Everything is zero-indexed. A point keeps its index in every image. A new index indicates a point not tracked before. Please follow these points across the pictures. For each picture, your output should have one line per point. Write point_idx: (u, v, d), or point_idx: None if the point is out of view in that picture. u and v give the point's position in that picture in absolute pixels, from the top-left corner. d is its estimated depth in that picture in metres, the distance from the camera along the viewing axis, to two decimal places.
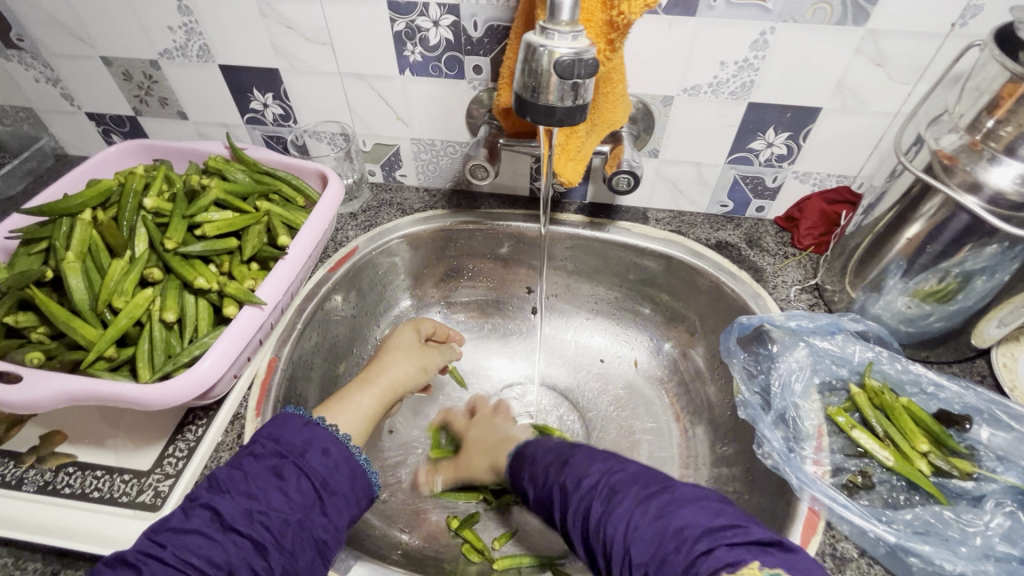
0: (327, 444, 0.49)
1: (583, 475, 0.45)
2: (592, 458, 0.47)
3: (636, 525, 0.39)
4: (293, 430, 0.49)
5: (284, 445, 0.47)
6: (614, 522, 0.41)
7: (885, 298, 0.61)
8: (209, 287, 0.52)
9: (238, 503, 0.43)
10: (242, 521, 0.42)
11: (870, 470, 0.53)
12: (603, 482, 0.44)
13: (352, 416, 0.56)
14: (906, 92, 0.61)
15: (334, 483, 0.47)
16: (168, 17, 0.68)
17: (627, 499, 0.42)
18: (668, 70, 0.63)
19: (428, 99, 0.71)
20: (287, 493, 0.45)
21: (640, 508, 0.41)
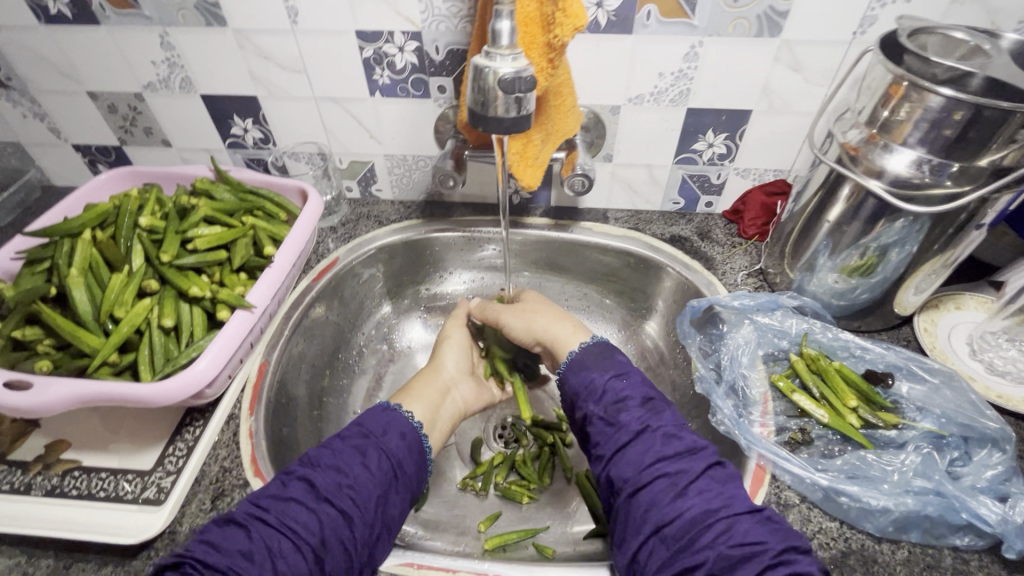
0: (402, 429, 0.56)
1: (665, 441, 0.51)
2: (677, 424, 0.53)
3: (691, 517, 0.45)
4: (373, 416, 0.56)
5: (363, 428, 0.54)
6: (666, 503, 0.46)
7: (818, 275, 0.68)
8: (202, 294, 0.57)
9: (329, 476, 0.49)
10: (333, 492, 0.48)
11: (809, 427, 0.59)
12: (655, 466, 0.49)
13: (424, 405, 0.62)
14: (822, 93, 0.69)
15: (404, 463, 0.54)
16: (152, 53, 0.73)
17: (691, 490, 0.46)
18: (613, 83, 0.70)
19: (398, 118, 0.77)
20: (369, 469, 0.51)
21: (676, 503, 0.46)
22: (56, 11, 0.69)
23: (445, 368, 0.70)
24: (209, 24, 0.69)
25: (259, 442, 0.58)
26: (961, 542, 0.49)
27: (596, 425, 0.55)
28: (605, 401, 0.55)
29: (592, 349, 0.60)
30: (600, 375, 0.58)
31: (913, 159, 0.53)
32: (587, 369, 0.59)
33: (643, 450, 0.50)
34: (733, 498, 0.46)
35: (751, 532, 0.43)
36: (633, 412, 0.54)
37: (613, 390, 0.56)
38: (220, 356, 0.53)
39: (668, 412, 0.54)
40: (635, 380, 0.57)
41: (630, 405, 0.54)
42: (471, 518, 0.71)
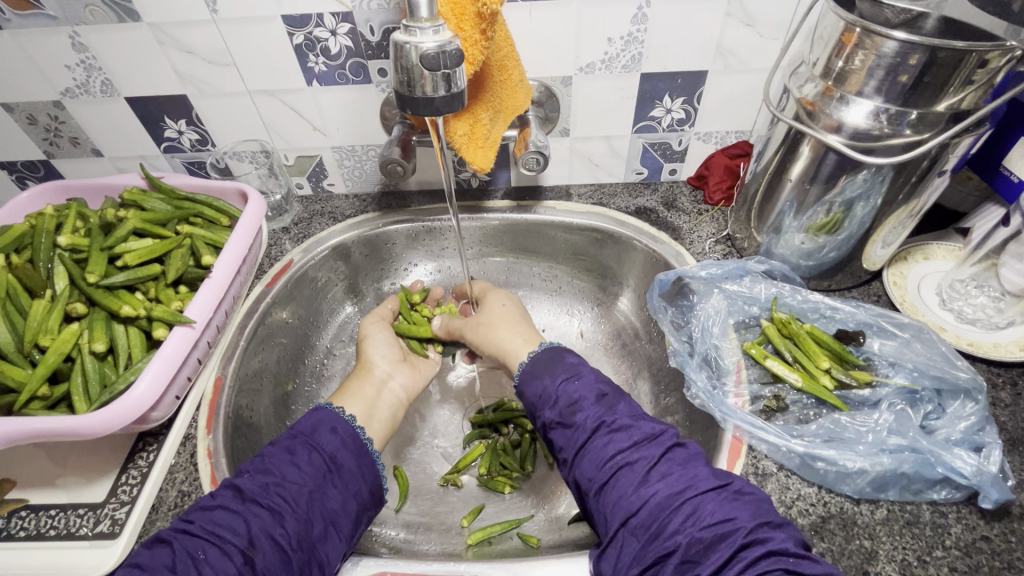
0: (333, 423, 0.54)
1: (623, 434, 0.49)
2: (634, 415, 0.51)
3: (657, 504, 0.44)
4: (306, 417, 0.55)
5: (291, 428, 0.53)
6: (631, 493, 0.46)
7: (785, 237, 0.66)
8: (136, 314, 0.54)
9: (256, 478, 0.48)
10: (259, 493, 0.47)
11: (783, 393, 0.58)
12: (621, 457, 0.48)
13: (356, 401, 0.60)
14: (777, 47, 0.67)
15: (341, 458, 0.52)
16: (63, 56, 0.67)
17: (653, 477, 0.46)
18: (561, 52, 0.67)
19: (340, 106, 0.73)
20: (299, 465, 0.49)
21: (643, 487, 0.45)
22: None
23: (375, 360, 0.67)
24: (121, 19, 0.64)
25: (218, 460, 0.56)
26: (939, 496, 0.49)
27: (555, 431, 0.53)
28: (560, 405, 0.53)
29: (540, 357, 0.58)
30: (551, 380, 0.55)
31: (871, 109, 0.51)
32: (546, 375, 0.56)
33: (604, 444, 0.49)
34: (698, 477, 0.45)
35: (719, 507, 0.42)
36: (588, 411, 0.52)
37: (567, 394, 0.53)
38: (161, 375, 0.50)
39: (622, 404, 0.52)
40: (588, 377, 0.55)
41: (585, 405, 0.52)
42: (456, 514, 0.68)
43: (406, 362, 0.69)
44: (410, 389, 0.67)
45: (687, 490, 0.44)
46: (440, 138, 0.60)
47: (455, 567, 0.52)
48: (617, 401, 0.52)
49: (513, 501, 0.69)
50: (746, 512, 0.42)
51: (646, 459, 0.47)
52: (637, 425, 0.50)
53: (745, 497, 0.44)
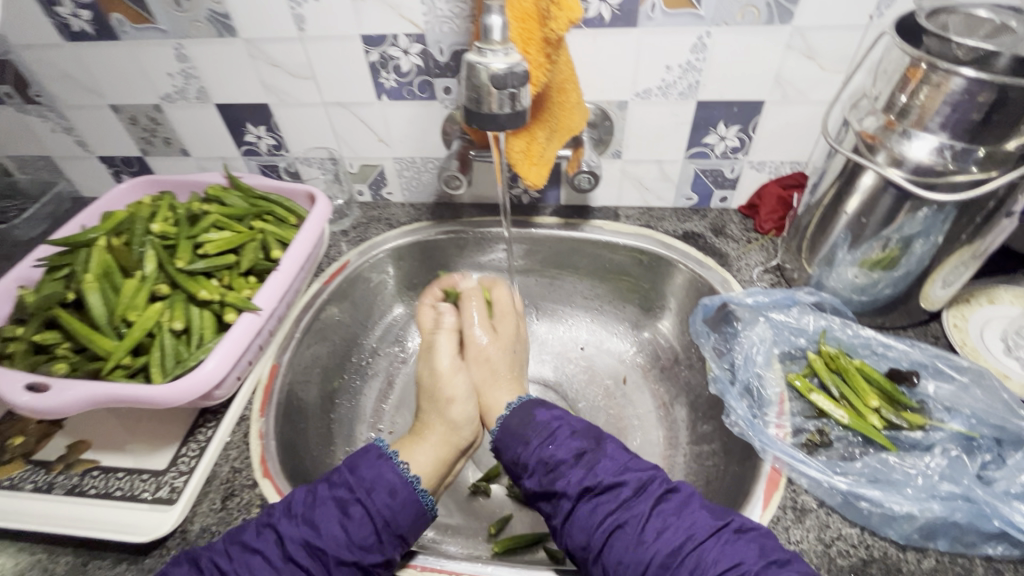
0: (393, 485, 0.53)
1: (610, 492, 0.51)
2: (616, 470, 0.52)
3: (659, 563, 0.46)
4: (369, 464, 0.54)
5: (352, 480, 0.52)
6: (630, 556, 0.47)
7: (837, 270, 0.65)
8: (211, 298, 0.59)
9: (299, 531, 0.49)
10: (301, 553, 0.48)
11: (827, 428, 0.56)
12: (615, 517, 0.49)
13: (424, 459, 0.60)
14: (839, 80, 0.66)
15: (396, 523, 0.51)
16: (168, 65, 0.75)
17: (650, 534, 0.47)
18: (619, 77, 0.69)
19: (406, 120, 0.78)
20: (347, 529, 0.50)
21: (643, 545, 0.47)
22: (78, 29, 0.72)
23: (456, 400, 0.66)
24: (221, 35, 0.71)
25: (268, 443, 0.60)
26: (993, 551, 0.46)
27: (541, 500, 0.54)
28: (540, 471, 0.54)
29: (512, 419, 0.59)
30: (526, 446, 0.56)
31: (935, 145, 0.51)
32: (516, 440, 0.57)
33: (596, 506, 0.50)
34: (695, 527, 0.47)
35: (721, 556, 0.45)
36: (570, 475, 0.52)
37: (544, 457, 0.54)
38: (228, 357, 0.55)
39: (604, 459, 0.53)
40: (564, 437, 0.56)
41: (565, 468, 0.53)
42: (484, 520, 0.69)
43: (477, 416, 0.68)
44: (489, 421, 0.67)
45: (687, 542, 0.46)
46: (500, 155, 0.64)
47: (483, 568, 0.53)
48: (598, 457, 0.53)
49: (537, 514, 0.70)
50: (752, 556, 0.44)
51: (638, 516, 0.48)
52: (623, 481, 0.51)
53: (749, 535, 0.46)
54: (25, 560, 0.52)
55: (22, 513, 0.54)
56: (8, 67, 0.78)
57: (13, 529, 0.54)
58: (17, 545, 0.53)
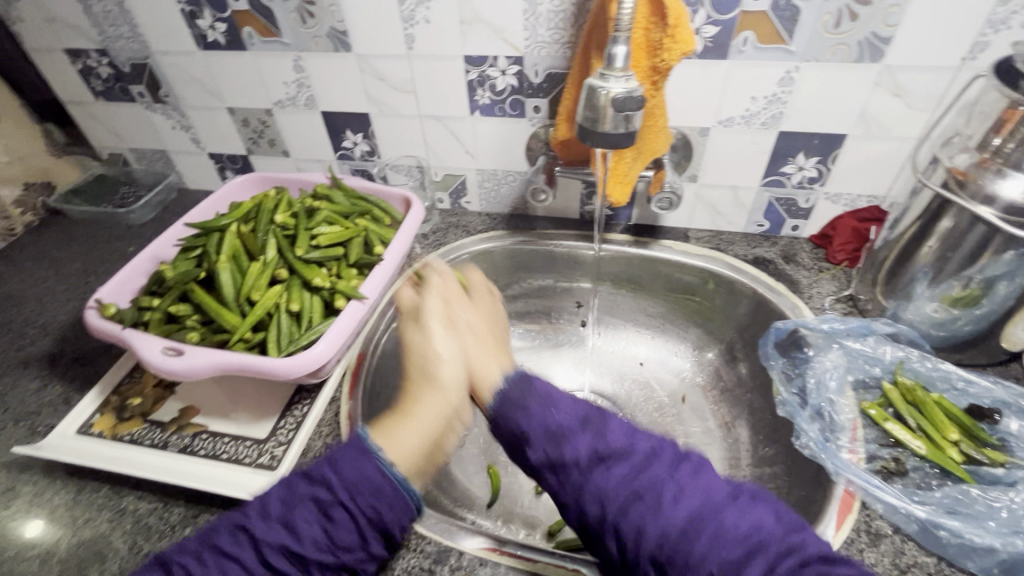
0: (380, 484, 0.44)
1: (609, 462, 0.44)
2: (627, 431, 0.46)
3: (683, 524, 0.39)
4: (351, 459, 0.45)
5: (336, 479, 0.44)
6: (650, 520, 0.39)
7: (914, 304, 0.66)
8: (322, 285, 0.65)
9: (276, 532, 0.42)
10: (275, 553, 0.41)
11: (903, 458, 0.57)
12: (627, 486, 0.42)
13: (403, 445, 0.48)
14: (925, 118, 0.68)
15: (386, 515, 0.44)
16: (285, 74, 0.83)
17: (669, 500, 0.40)
18: (703, 105, 0.72)
19: (494, 135, 0.83)
20: (332, 532, 0.43)
21: (665, 520, 0.39)
22: (212, 39, 0.81)
23: (437, 360, 0.54)
24: (337, 49, 0.78)
25: (356, 424, 0.64)
26: None
27: (548, 475, 0.46)
28: (545, 438, 0.45)
29: (512, 388, 0.49)
30: (525, 415, 0.47)
31: None
32: (514, 409, 0.48)
33: (602, 481, 0.43)
34: (759, 532, 0.38)
35: (742, 517, 0.39)
36: (577, 440, 0.45)
37: (549, 425, 0.46)
38: (337, 340, 0.60)
39: (612, 423, 0.46)
40: (565, 402, 0.48)
41: (571, 433, 0.45)
42: (544, 519, 0.72)
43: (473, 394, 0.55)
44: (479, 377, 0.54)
45: (705, 507, 0.40)
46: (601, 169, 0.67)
47: (560, 558, 0.53)
48: (605, 422, 0.46)
49: None
50: (811, 539, 0.38)
51: (641, 457, 0.44)
52: (634, 445, 0.45)
53: (756, 500, 0.41)
54: (143, 508, 0.58)
55: (141, 466, 0.60)
56: (145, 70, 0.88)
57: (133, 479, 0.60)
58: (136, 494, 0.59)
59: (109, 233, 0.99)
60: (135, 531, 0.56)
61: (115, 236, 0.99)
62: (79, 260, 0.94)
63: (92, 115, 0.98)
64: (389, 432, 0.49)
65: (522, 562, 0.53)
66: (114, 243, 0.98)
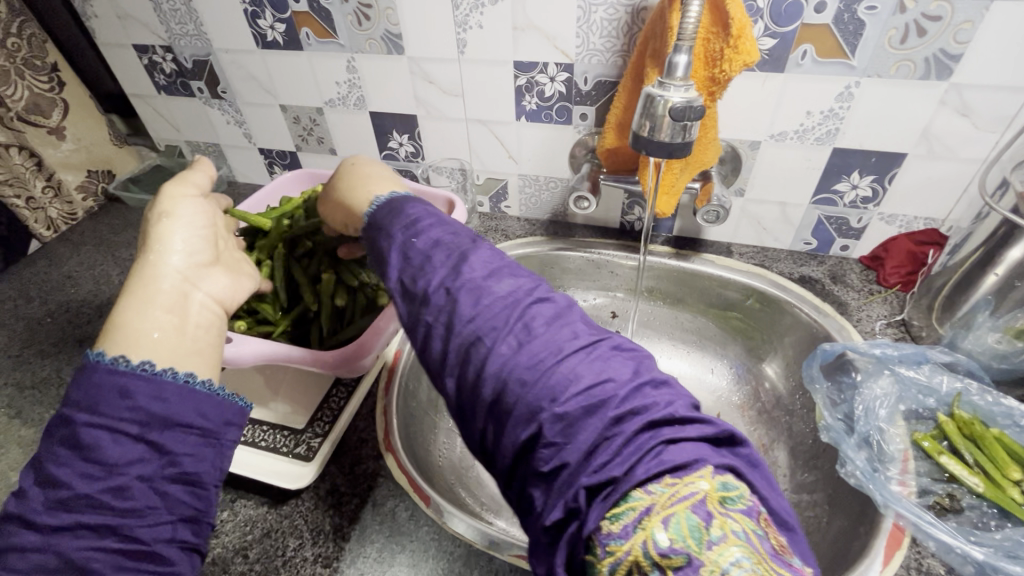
0: (122, 384, 0.38)
1: (530, 343, 0.35)
2: (504, 279, 0.38)
3: (585, 436, 0.32)
4: (100, 382, 0.38)
5: (78, 405, 0.37)
6: (539, 394, 0.33)
7: (974, 334, 0.63)
8: (367, 282, 0.66)
9: (72, 475, 0.36)
10: (72, 508, 0.35)
11: (958, 494, 0.55)
12: (520, 379, 0.34)
13: (151, 340, 0.41)
14: (993, 140, 0.65)
15: (175, 412, 0.39)
16: (337, 75, 0.85)
17: (561, 371, 0.33)
18: (756, 118, 0.71)
19: (539, 141, 0.83)
20: (127, 450, 0.37)
21: (585, 429, 0.32)
22: (271, 39, 0.84)
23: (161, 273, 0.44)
24: (389, 52, 0.80)
25: (390, 419, 0.65)
26: None
27: (400, 302, 0.41)
28: (404, 262, 0.42)
29: (380, 209, 0.47)
30: (393, 240, 0.43)
31: None
32: (380, 234, 0.45)
33: (499, 331, 0.35)
34: (614, 381, 0.33)
35: (588, 370, 0.33)
36: (435, 269, 0.39)
37: (406, 248, 0.42)
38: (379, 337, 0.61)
39: (475, 253, 0.40)
40: (438, 237, 0.42)
41: (432, 266, 0.40)
42: None
43: (219, 263, 0.50)
44: (227, 300, 0.49)
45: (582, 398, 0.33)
46: (655, 177, 0.66)
47: None
48: (473, 248, 0.41)
49: None
50: (691, 430, 0.32)
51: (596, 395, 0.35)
52: (557, 329, 0.36)
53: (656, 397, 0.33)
54: None
55: None
56: (205, 66, 0.91)
57: None
58: None
59: None
60: None
61: None
62: (132, 245, 0.98)
63: (153, 108, 1.03)
64: (126, 322, 0.41)
65: None
66: None
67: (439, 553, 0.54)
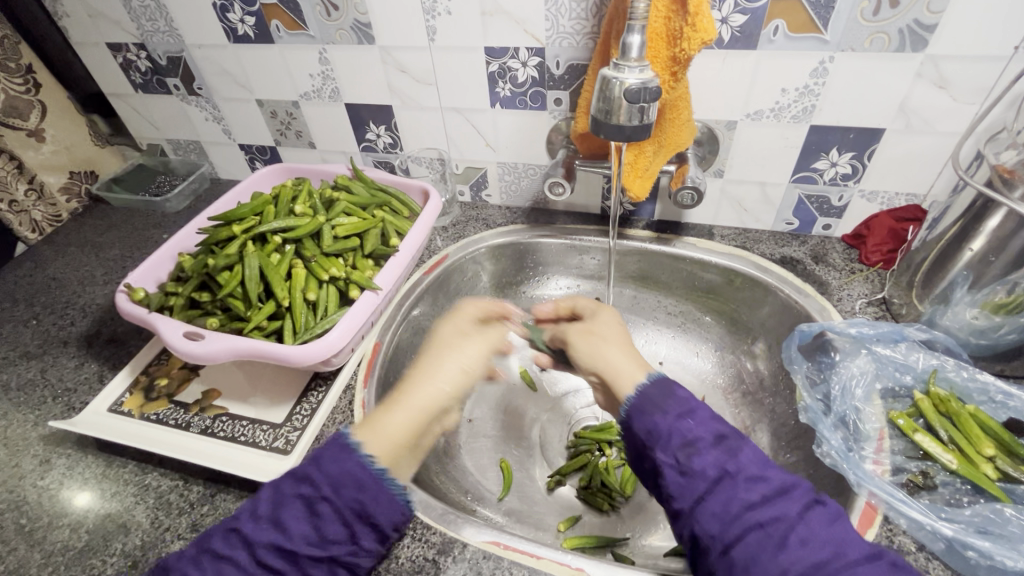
0: (363, 480, 0.42)
1: (749, 484, 0.42)
2: (758, 461, 0.43)
3: (797, 575, 0.38)
4: (340, 458, 0.43)
5: (318, 476, 0.42)
6: (766, 558, 0.39)
7: (952, 310, 0.62)
8: (338, 276, 0.66)
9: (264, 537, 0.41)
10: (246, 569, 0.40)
11: (932, 472, 0.54)
12: (754, 523, 0.40)
13: (392, 438, 0.45)
14: (971, 112, 0.64)
15: (375, 512, 0.42)
16: (310, 67, 0.84)
17: (792, 540, 0.39)
18: (731, 98, 0.70)
19: (515, 128, 0.82)
20: (320, 528, 0.41)
21: (802, 572, 0.37)
22: (243, 33, 0.83)
23: (443, 344, 0.52)
24: (360, 42, 0.79)
25: (369, 412, 0.65)
26: None
27: (668, 477, 0.44)
28: (673, 445, 0.44)
29: (649, 389, 0.48)
30: (661, 415, 0.46)
31: None
32: (649, 410, 0.46)
33: (727, 496, 0.41)
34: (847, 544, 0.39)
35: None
36: (707, 456, 0.43)
37: (683, 432, 0.44)
38: (350, 329, 0.61)
39: (747, 448, 0.44)
40: (705, 415, 0.46)
41: (703, 446, 0.43)
42: (554, 516, 0.72)
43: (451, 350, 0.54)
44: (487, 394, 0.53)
45: (834, 572, 0.37)
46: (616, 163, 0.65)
47: (563, 555, 0.53)
48: (741, 446, 0.44)
49: (602, 520, 0.71)
50: None
51: (782, 532, 0.40)
52: (765, 476, 0.42)
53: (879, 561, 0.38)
54: (165, 485, 0.60)
55: (164, 444, 0.63)
56: (180, 62, 0.91)
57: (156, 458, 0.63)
58: (159, 471, 0.62)
59: (145, 221, 1.03)
60: (157, 506, 0.59)
61: (151, 224, 1.03)
62: (117, 246, 0.98)
63: (132, 107, 1.02)
64: (373, 418, 0.46)
65: (523, 556, 0.52)
66: (151, 231, 1.02)
67: (413, 538, 0.54)
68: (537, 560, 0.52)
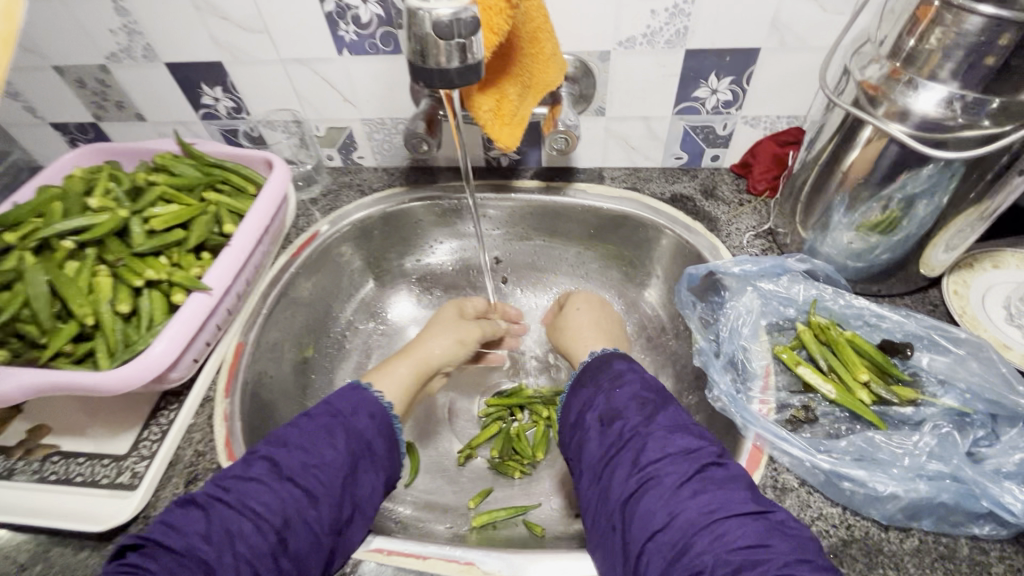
0: (374, 412, 0.53)
1: (665, 440, 0.46)
2: (673, 426, 0.47)
3: (687, 522, 0.40)
4: (345, 397, 0.53)
5: (335, 409, 0.52)
6: (658, 508, 0.41)
7: (832, 235, 0.61)
8: (158, 278, 0.57)
9: (285, 459, 0.47)
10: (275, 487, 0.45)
11: (813, 404, 0.54)
12: (652, 468, 0.44)
13: (392, 383, 0.60)
14: (842, 22, 0.60)
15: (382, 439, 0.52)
16: (107, 20, 0.69)
17: (685, 492, 0.42)
18: (600, 24, 0.63)
19: (371, 78, 0.72)
20: (342, 450, 0.49)
21: (702, 515, 0.40)
22: None
23: (441, 326, 0.69)
24: None
25: (233, 424, 0.58)
26: (980, 531, 0.44)
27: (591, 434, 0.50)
28: (600, 412, 0.51)
29: (593, 362, 0.56)
30: (597, 391, 0.53)
31: (943, 96, 0.47)
32: (590, 382, 0.54)
33: (634, 455, 0.45)
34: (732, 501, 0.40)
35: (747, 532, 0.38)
36: (630, 418, 0.49)
37: (610, 404, 0.51)
38: (180, 338, 0.52)
39: (664, 413, 0.49)
40: (631, 389, 0.51)
41: (627, 414, 0.49)
42: (464, 496, 0.68)
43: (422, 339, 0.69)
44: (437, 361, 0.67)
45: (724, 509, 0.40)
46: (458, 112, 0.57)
47: (452, 550, 0.50)
48: (662, 409, 0.49)
49: (513, 491, 0.68)
50: (783, 543, 0.37)
51: (680, 473, 0.43)
52: (673, 437, 0.46)
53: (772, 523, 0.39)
54: None
55: None
56: None
57: None
58: None
59: None
60: None
61: None
62: None
63: None
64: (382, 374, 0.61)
65: (409, 560, 0.49)
66: None
67: None
68: (424, 562, 0.48)
